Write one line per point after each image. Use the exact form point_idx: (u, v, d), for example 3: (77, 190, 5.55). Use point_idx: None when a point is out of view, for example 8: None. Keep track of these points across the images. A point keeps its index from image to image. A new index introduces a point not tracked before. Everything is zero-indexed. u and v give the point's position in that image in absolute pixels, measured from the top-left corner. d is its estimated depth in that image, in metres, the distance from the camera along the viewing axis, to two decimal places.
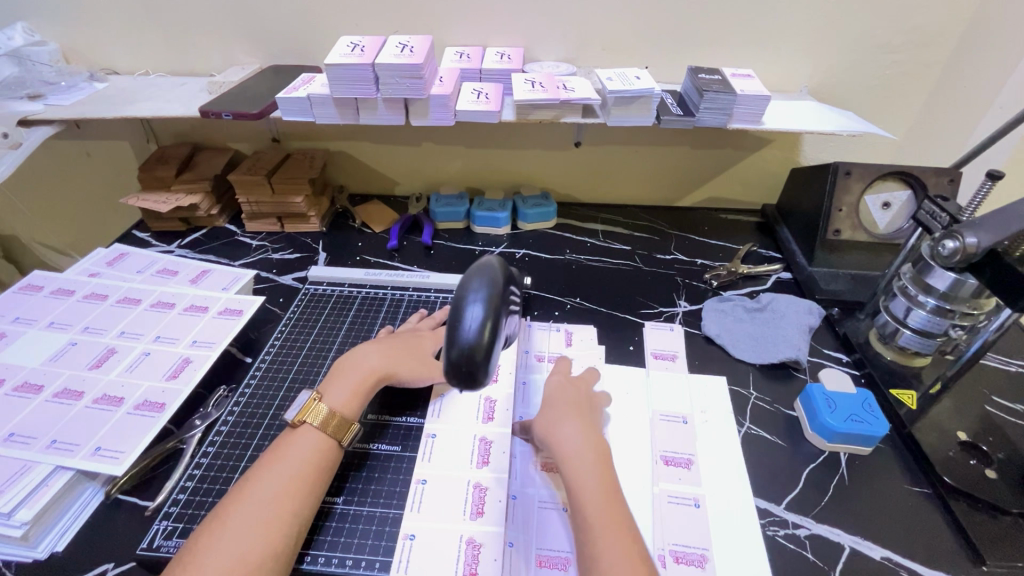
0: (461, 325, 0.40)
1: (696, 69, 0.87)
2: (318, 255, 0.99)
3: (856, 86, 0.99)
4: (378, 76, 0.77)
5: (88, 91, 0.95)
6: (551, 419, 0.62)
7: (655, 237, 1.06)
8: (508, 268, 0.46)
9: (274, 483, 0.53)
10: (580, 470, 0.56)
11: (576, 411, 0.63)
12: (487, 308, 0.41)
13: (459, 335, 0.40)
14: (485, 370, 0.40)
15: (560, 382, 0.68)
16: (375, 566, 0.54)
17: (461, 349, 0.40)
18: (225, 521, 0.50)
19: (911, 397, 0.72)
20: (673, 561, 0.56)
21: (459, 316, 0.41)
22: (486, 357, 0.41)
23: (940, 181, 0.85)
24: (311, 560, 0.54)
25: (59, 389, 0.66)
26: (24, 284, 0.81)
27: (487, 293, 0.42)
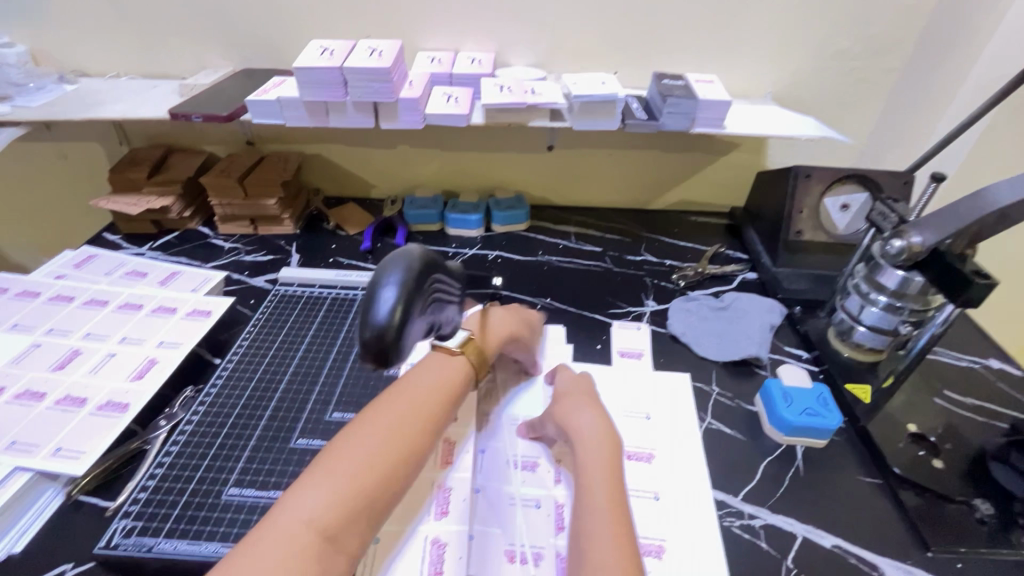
0: (374, 307, 0.40)
1: (661, 75, 0.90)
2: (291, 257, 0.99)
3: (817, 93, 1.02)
4: (347, 79, 0.78)
5: (58, 93, 0.95)
6: (569, 407, 0.64)
7: (626, 239, 1.08)
8: (433, 255, 0.46)
9: (354, 456, 0.48)
10: (589, 458, 0.57)
11: (589, 401, 0.64)
12: (400, 292, 0.41)
13: (370, 316, 0.40)
14: (394, 352, 0.40)
15: (570, 380, 0.69)
16: None
17: (371, 329, 0.40)
18: (291, 497, 0.45)
19: (866, 392, 0.75)
20: None
21: (373, 298, 0.41)
22: (397, 340, 0.40)
23: (895, 184, 0.89)
24: None
25: (21, 390, 0.66)
26: None
27: (403, 276, 0.41)
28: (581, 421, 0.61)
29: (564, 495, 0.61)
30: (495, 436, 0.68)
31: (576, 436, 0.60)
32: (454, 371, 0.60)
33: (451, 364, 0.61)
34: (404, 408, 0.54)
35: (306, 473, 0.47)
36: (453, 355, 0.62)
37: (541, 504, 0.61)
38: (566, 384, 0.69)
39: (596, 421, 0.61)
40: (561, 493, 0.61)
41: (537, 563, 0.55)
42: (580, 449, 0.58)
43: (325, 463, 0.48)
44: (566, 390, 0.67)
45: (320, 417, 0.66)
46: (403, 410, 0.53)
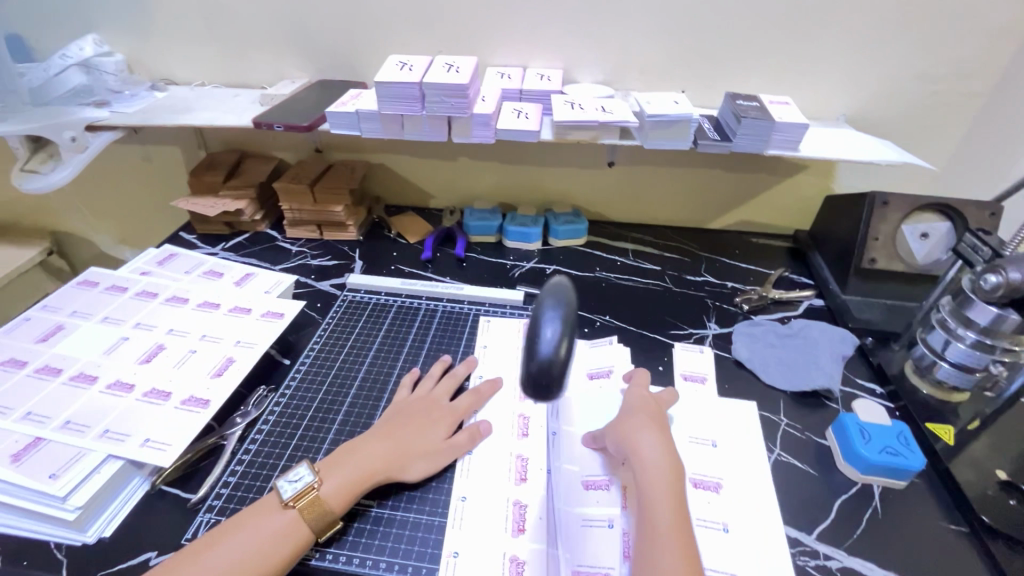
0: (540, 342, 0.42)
1: (733, 95, 0.88)
2: (354, 263, 1.02)
3: (895, 116, 0.99)
4: (424, 94, 0.80)
5: (149, 99, 1.01)
6: (629, 428, 0.61)
7: (685, 258, 1.07)
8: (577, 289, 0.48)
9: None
10: (650, 484, 0.55)
11: (654, 423, 0.62)
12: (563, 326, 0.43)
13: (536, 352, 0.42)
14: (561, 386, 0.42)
15: (638, 396, 0.67)
16: (409, 569, 0.55)
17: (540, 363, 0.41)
18: None
19: (948, 433, 0.71)
20: None
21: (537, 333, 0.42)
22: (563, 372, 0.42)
23: (982, 214, 0.85)
24: (345, 560, 0.55)
25: (112, 380, 0.70)
26: (81, 279, 0.86)
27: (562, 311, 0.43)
28: (643, 445, 0.59)
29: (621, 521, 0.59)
30: (559, 454, 0.67)
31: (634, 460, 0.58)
32: (273, 527, 0.53)
33: (277, 518, 0.54)
34: (225, 569, 0.49)
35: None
36: (284, 509, 0.54)
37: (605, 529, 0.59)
38: (634, 402, 0.66)
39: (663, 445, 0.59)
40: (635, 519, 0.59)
41: None
42: (640, 475, 0.56)
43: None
44: (633, 407, 0.65)
45: None
46: (220, 574, 0.49)
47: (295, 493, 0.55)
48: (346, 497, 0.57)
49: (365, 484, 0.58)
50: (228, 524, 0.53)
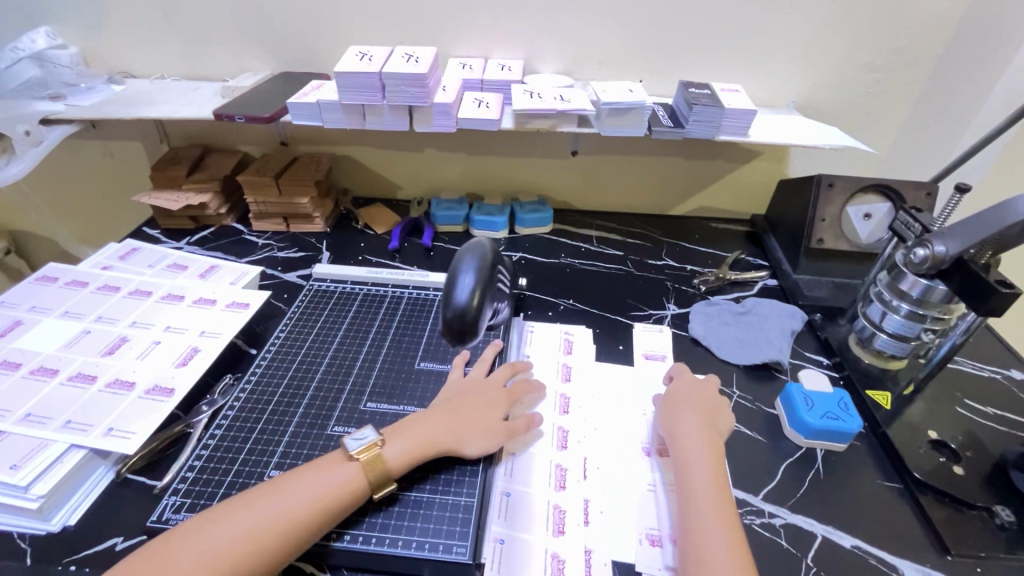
0: (455, 292, 0.53)
1: (687, 84, 0.92)
2: (321, 254, 1.03)
3: (841, 103, 1.03)
4: (384, 84, 0.81)
5: (106, 92, 0.99)
6: (675, 410, 0.66)
7: (647, 244, 1.10)
8: (498, 252, 0.58)
9: (181, 572, 0.46)
10: (692, 463, 0.59)
11: (700, 407, 0.66)
12: (475, 279, 0.53)
13: (452, 299, 0.53)
14: (473, 328, 0.52)
15: (692, 387, 0.70)
16: (409, 544, 0.55)
17: (454, 310, 0.52)
18: (200, 534, 0.49)
19: (886, 398, 0.76)
20: (648, 544, 0.58)
21: (454, 285, 0.53)
22: (475, 317, 0.53)
23: (918, 194, 0.90)
24: (334, 537, 0.55)
25: (74, 372, 0.69)
26: (39, 275, 0.85)
27: (476, 268, 0.54)
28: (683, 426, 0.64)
29: (566, 501, 0.61)
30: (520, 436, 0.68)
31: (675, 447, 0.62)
32: (342, 479, 0.54)
33: (344, 469, 0.55)
34: (279, 513, 0.51)
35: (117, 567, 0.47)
36: (349, 461, 0.55)
37: (567, 509, 0.61)
38: (693, 388, 0.70)
39: (707, 435, 0.62)
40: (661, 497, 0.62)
41: None
42: (682, 460, 0.60)
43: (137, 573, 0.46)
44: (694, 394, 0.68)
45: (355, 406, 0.69)
46: (274, 515, 0.50)
47: (364, 451, 0.56)
48: (408, 459, 0.58)
49: (430, 450, 0.59)
50: (291, 472, 0.54)
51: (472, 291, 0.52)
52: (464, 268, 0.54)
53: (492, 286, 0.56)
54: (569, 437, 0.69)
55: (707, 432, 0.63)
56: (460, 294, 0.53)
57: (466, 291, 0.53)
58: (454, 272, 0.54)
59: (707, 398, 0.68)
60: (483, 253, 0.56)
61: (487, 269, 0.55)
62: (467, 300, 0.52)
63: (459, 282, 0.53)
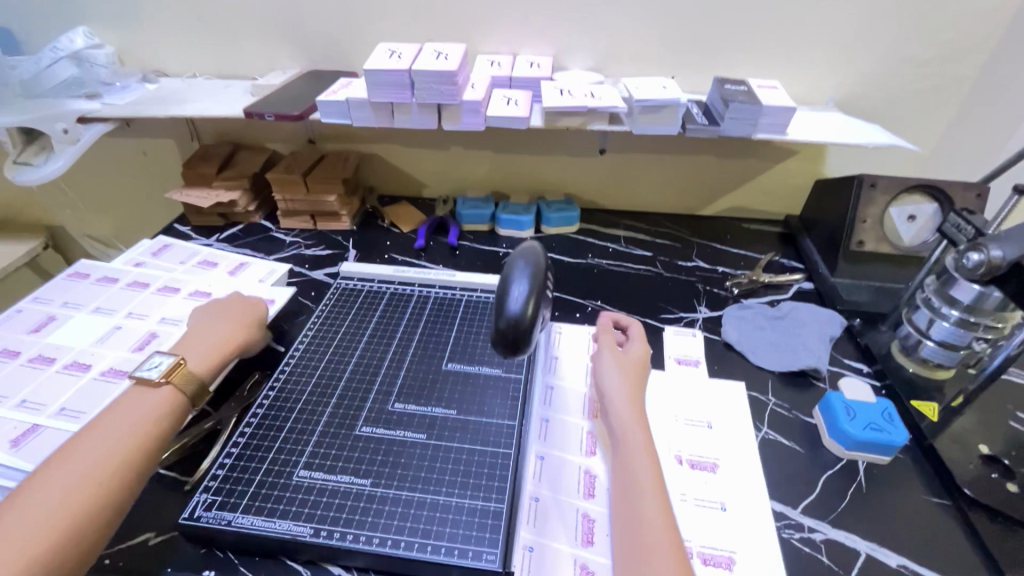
0: (509, 301, 0.51)
1: (722, 80, 0.89)
2: (348, 253, 1.03)
3: (884, 100, 0.99)
4: (414, 81, 0.81)
5: (140, 91, 1.01)
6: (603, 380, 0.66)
7: (677, 244, 1.08)
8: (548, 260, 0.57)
9: (39, 512, 0.48)
10: (631, 437, 0.59)
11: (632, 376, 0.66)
12: (529, 288, 0.51)
13: (506, 309, 0.51)
14: (528, 337, 0.50)
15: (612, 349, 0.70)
16: (427, 548, 0.54)
17: (509, 319, 0.50)
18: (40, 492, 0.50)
19: (933, 410, 0.72)
20: (702, 562, 0.57)
21: (507, 294, 0.51)
22: (529, 327, 0.51)
23: (968, 196, 0.85)
24: (352, 538, 0.55)
25: (107, 368, 0.70)
26: (73, 271, 0.87)
27: (530, 276, 0.52)
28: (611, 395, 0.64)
29: (595, 509, 0.60)
30: (550, 441, 0.67)
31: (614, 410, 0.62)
32: (150, 402, 0.59)
33: (152, 395, 0.60)
34: (90, 455, 0.53)
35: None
36: (155, 387, 0.61)
37: (597, 517, 0.59)
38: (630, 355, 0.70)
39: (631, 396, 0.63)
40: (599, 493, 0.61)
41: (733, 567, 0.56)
42: (620, 427, 0.60)
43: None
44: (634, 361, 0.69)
45: (382, 406, 0.69)
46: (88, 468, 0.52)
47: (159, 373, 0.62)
48: (211, 365, 0.67)
49: (223, 354, 0.69)
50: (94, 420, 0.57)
51: (526, 298, 0.51)
52: (515, 276, 0.53)
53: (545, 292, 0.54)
54: (598, 443, 0.67)
55: (634, 393, 0.64)
56: (513, 302, 0.51)
57: (519, 300, 0.51)
58: (506, 280, 0.53)
59: (635, 361, 0.68)
60: (535, 258, 0.55)
61: (541, 276, 0.53)
62: (521, 309, 0.50)
63: (511, 289, 0.51)
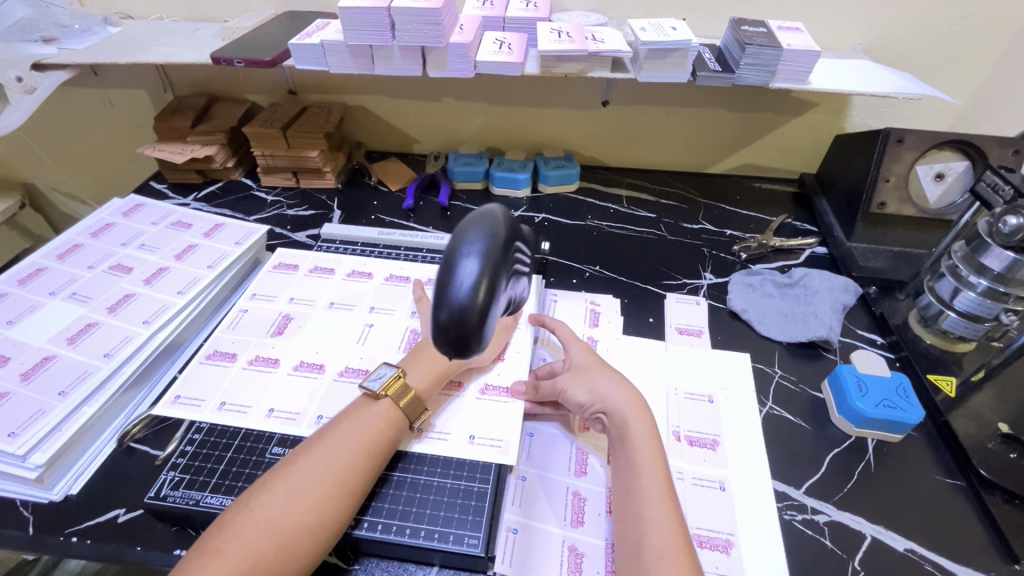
0: (453, 283, 0.38)
1: (739, 20, 0.80)
2: (332, 213, 0.97)
3: (917, 45, 0.90)
4: (395, 21, 0.72)
5: (102, 35, 0.92)
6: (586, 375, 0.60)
7: (682, 205, 1.01)
8: (516, 223, 0.44)
9: (244, 539, 0.45)
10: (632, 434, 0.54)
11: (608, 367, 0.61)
12: (482, 265, 0.39)
13: (450, 292, 0.38)
14: (476, 335, 0.38)
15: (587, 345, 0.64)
16: (407, 532, 0.51)
17: (451, 309, 0.38)
18: (250, 510, 0.47)
19: (950, 385, 0.68)
20: (696, 545, 0.53)
21: (452, 272, 0.39)
22: (479, 320, 0.39)
23: (1004, 152, 0.78)
24: None
25: (72, 335, 0.67)
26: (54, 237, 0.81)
27: (484, 247, 0.39)
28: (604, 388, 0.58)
29: (586, 487, 0.56)
30: (541, 417, 0.63)
31: (607, 410, 0.57)
32: (375, 417, 0.55)
33: (374, 409, 0.55)
34: (313, 474, 0.50)
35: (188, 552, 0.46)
36: (375, 402, 0.56)
37: (587, 497, 0.56)
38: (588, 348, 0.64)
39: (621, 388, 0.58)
40: (583, 484, 0.57)
41: (731, 551, 0.53)
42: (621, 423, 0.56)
43: (218, 538, 0.46)
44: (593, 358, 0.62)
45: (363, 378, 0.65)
46: (309, 486, 0.49)
47: (385, 385, 0.57)
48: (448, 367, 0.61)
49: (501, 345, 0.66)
50: (312, 440, 0.53)
51: (476, 282, 0.38)
52: (464, 248, 0.39)
53: (506, 266, 0.42)
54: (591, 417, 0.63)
55: (624, 386, 0.59)
56: (460, 284, 0.38)
57: (468, 283, 0.38)
58: (452, 252, 0.39)
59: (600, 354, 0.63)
60: (493, 225, 0.41)
61: (499, 248, 0.40)
62: (469, 293, 0.38)
63: (458, 267, 0.38)
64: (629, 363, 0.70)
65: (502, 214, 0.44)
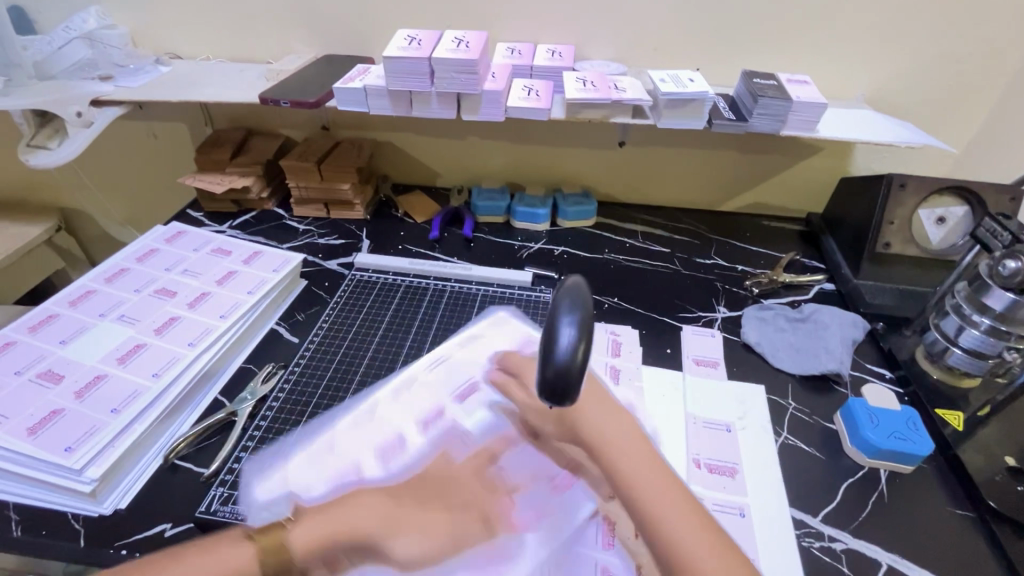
0: (553, 344, 0.40)
1: (750, 73, 0.86)
2: (361, 243, 1.02)
3: (915, 97, 0.96)
4: (434, 70, 0.78)
5: (154, 73, 0.99)
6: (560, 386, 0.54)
7: (695, 241, 1.06)
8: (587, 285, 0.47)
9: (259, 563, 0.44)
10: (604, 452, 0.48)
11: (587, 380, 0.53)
12: (578, 329, 0.40)
13: (552, 352, 0.40)
14: (577, 391, 0.40)
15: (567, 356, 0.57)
16: None
17: (555, 369, 0.40)
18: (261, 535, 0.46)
19: (957, 419, 0.71)
20: None
21: (551, 334, 0.40)
22: (580, 376, 0.40)
23: (1001, 198, 0.83)
24: None
25: (121, 355, 0.70)
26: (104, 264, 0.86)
27: (579, 314, 0.41)
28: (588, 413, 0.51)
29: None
30: None
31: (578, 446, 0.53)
32: None
33: None
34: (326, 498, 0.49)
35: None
36: None
37: None
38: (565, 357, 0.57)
39: (611, 413, 0.50)
40: None
41: None
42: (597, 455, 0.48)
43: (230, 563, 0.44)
44: None
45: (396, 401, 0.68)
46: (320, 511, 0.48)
47: None
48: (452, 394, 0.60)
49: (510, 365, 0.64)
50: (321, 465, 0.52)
51: (577, 342, 0.40)
52: (562, 314, 0.41)
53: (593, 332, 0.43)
54: None
55: (599, 407, 0.51)
56: (559, 347, 0.40)
57: (569, 346, 0.39)
58: (551, 318, 0.41)
59: None
60: (581, 289, 0.43)
61: (590, 316, 0.42)
62: (571, 356, 0.40)
63: (558, 332, 0.40)
64: (649, 392, 0.73)
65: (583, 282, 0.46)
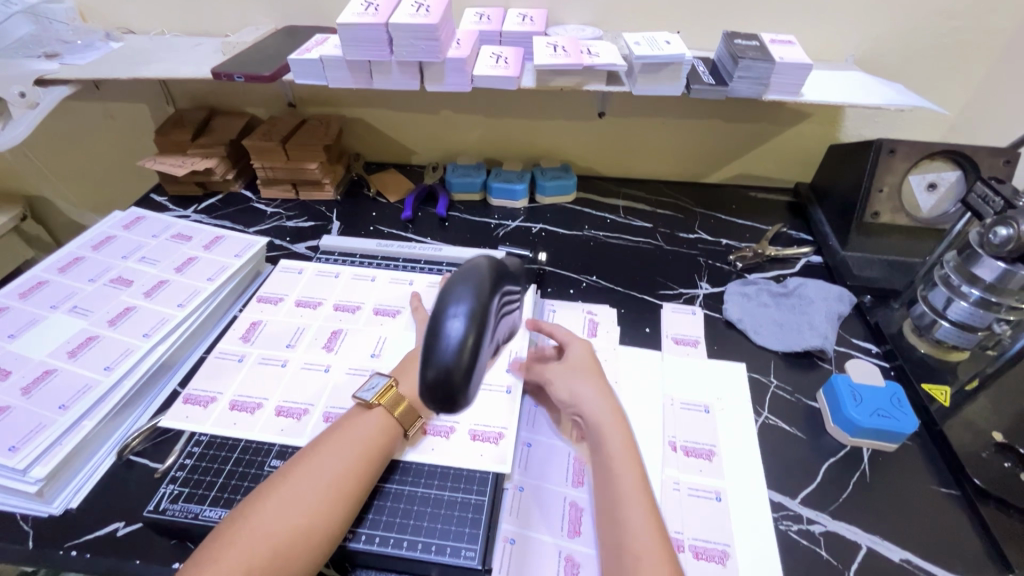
0: (441, 341, 0.41)
1: (732, 34, 0.81)
2: (331, 224, 0.98)
3: (908, 57, 0.91)
4: (392, 36, 0.73)
5: (104, 50, 0.94)
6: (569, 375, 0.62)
7: (679, 215, 1.02)
8: (499, 268, 0.47)
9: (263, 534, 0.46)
10: (608, 444, 0.55)
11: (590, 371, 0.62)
12: (467, 323, 0.41)
13: (440, 349, 0.41)
14: (460, 390, 0.41)
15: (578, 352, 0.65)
16: (405, 545, 0.52)
17: (438, 368, 0.40)
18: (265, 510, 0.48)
19: (945, 393, 0.68)
20: (693, 555, 0.54)
21: (439, 331, 0.41)
22: (464, 378, 0.41)
23: (995, 162, 0.79)
24: None
25: (72, 348, 0.67)
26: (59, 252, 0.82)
27: (469, 307, 0.42)
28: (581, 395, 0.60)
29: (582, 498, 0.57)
30: (537, 426, 0.64)
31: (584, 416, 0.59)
32: (369, 428, 0.55)
33: (367, 417, 0.56)
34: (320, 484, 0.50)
35: (205, 545, 0.47)
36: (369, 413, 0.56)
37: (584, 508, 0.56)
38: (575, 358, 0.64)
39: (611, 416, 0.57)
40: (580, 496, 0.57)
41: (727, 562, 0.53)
42: (598, 434, 0.56)
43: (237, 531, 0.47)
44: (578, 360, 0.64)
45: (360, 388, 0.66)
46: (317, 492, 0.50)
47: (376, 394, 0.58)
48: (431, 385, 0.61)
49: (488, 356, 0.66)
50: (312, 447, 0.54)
51: (463, 338, 0.40)
52: (451, 307, 0.42)
53: (491, 322, 0.44)
54: None
55: (598, 392, 0.60)
56: (447, 343, 0.40)
57: (456, 340, 0.41)
58: (440, 311, 0.42)
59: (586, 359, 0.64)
60: (478, 281, 0.43)
61: (483, 307, 0.42)
62: (457, 350, 0.40)
63: (445, 327, 0.41)
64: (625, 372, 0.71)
65: (485, 269, 0.45)
